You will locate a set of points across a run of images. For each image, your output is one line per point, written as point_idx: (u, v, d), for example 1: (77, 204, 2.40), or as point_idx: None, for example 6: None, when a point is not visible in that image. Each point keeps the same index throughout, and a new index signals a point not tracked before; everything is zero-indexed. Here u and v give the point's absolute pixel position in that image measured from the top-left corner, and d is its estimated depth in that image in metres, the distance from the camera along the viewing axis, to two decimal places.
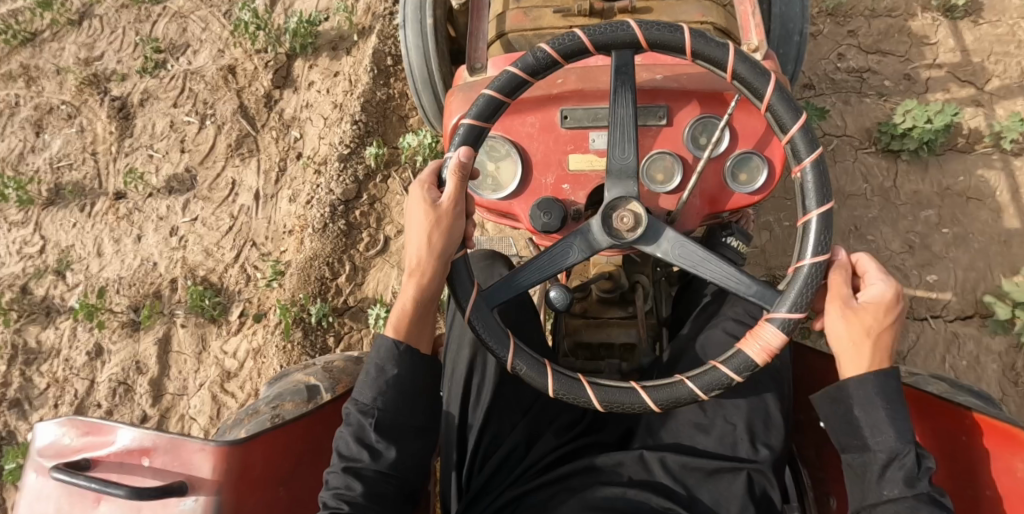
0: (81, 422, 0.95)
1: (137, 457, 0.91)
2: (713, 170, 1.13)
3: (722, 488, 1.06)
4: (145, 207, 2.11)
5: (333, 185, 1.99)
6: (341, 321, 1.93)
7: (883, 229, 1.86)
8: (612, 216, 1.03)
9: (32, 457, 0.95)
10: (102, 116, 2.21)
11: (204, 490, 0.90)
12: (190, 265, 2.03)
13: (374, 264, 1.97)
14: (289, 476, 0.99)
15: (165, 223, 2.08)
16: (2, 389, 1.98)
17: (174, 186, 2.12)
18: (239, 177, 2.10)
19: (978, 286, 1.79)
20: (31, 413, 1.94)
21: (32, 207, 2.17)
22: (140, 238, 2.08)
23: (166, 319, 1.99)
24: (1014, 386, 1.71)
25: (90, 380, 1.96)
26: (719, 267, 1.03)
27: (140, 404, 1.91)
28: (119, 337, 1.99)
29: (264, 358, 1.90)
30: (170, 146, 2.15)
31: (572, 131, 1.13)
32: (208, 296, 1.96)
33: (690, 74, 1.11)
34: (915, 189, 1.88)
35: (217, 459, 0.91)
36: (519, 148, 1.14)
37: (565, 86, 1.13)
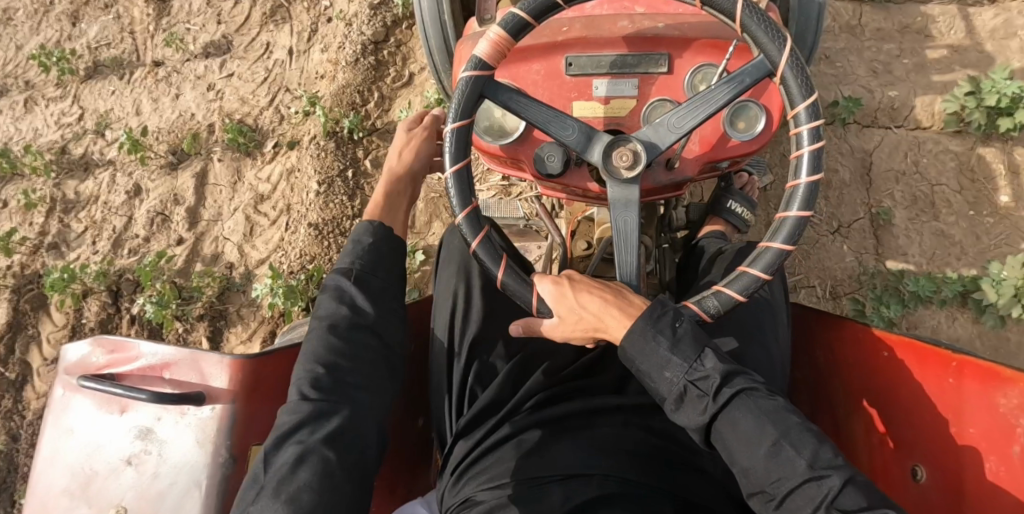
0: (106, 342, 1.04)
1: (158, 370, 1.00)
2: (713, 119, 1.15)
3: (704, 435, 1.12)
4: (183, 69, 2.08)
5: (364, 29, 1.97)
6: (370, 139, 1.95)
7: (850, 58, 1.86)
8: (612, 154, 1.04)
9: (61, 373, 1.05)
10: (140, 2, 2.14)
11: (221, 399, 0.97)
12: (227, 111, 2.02)
13: (400, 95, 1.97)
14: None
15: (202, 81, 2.06)
16: (41, 235, 1.98)
17: (211, 51, 2.08)
18: (274, 40, 2.06)
19: (936, 100, 1.81)
20: (71, 253, 1.96)
21: (73, 78, 2.12)
22: (178, 97, 2.07)
23: (204, 156, 2.00)
24: (972, 182, 1.77)
25: (128, 217, 1.98)
26: (709, 98, 1.03)
27: (177, 229, 1.95)
28: (158, 176, 2.00)
29: (300, 174, 1.94)
30: (206, 17, 2.10)
31: (576, 78, 1.15)
32: (245, 132, 1.97)
33: (692, 23, 1.13)
34: (878, 28, 1.88)
35: (233, 371, 0.98)
36: (524, 95, 1.17)
37: (570, 34, 1.16)
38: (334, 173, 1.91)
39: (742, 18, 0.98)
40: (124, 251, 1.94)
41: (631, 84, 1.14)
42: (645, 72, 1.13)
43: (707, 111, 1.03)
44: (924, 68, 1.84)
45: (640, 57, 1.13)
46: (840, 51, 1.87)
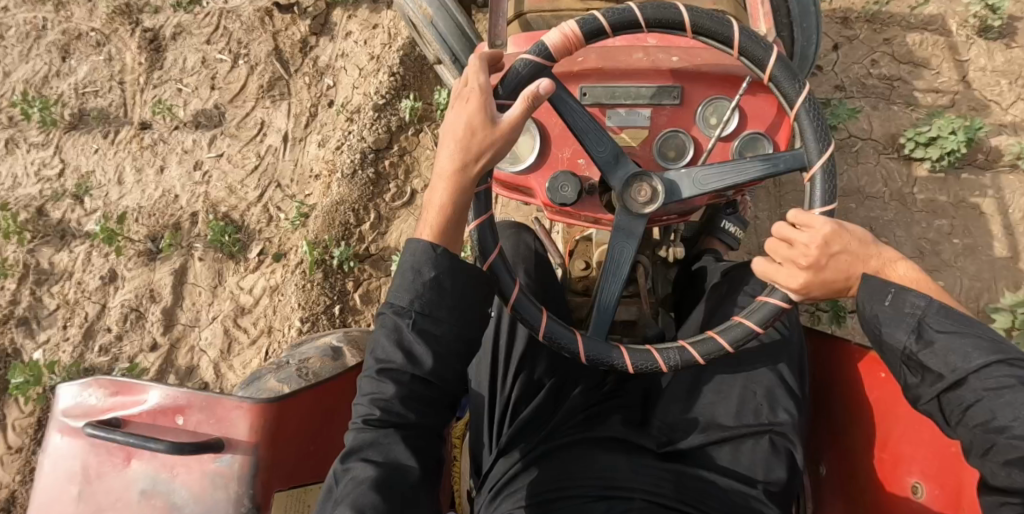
0: (109, 382, 0.98)
1: (171, 416, 0.94)
2: (722, 150, 1.17)
3: (746, 451, 1.05)
4: (170, 139, 2.06)
5: (366, 133, 1.96)
6: (361, 267, 1.89)
7: (897, 231, 1.77)
8: (632, 187, 1.06)
9: (59, 416, 1.00)
10: (133, 46, 2.14)
11: (241, 447, 0.93)
12: (212, 200, 1.98)
13: (399, 215, 1.94)
14: (316, 435, 1.03)
15: (189, 156, 2.04)
16: (11, 307, 1.94)
17: (202, 120, 2.07)
18: (269, 119, 2.05)
19: (981, 297, 1.69)
20: (40, 333, 1.91)
21: (54, 128, 2.12)
22: (162, 170, 2.04)
23: (184, 251, 1.94)
24: None
25: (102, 304, 1.92)
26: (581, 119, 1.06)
27: (151, 332, 1.88)
28: (135, 265, 1.94)
29: (282, 296, 1.86)
30: (199, 81, 2.10)
31: (590, 108, 1.16)
32: (228, 232, 1.91)
33: (708, 56, 1.14)
34: (931, 197, 1.78)
35: (257, 415, 0.93)
36: (538, 124, 1.17)
37: (587, 64, 1.14)
38: (320, 308, 1.83)
39: (739, 43, 1.00)
40: (94, 344, 1.88)
41: (643, 114, 1.15)
42: (659, 103, 1.15)
43: (603, 131, 1.07)
44: (972, 251, 1.73)
45: (654, 89, 1.14)
46: (887, 223, 1.78)
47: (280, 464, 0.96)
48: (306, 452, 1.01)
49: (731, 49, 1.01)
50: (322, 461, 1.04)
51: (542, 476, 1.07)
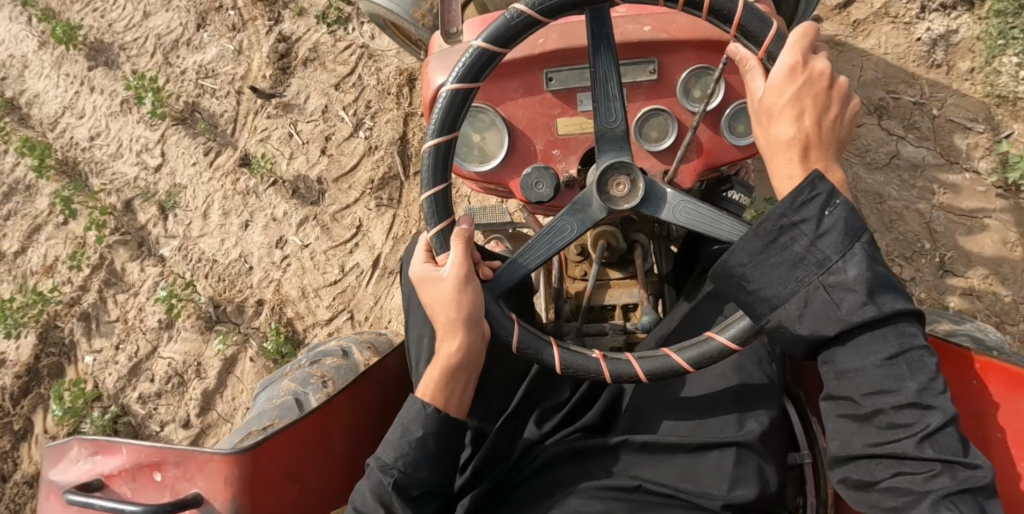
0: (89, 442, 0.97)
1: (149, 472, 0.93)
2: (711, 122, 1.06)
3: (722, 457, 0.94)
4: (262, 196, 1.98)
5: None
6: None
7: None
8: (608, 177, 0.96)
9: (45, 476, 1.00)
10: (264, 50, 2.07)
11: (218, 499, 0.90)
12: (281, 297, 1.91)
13: None
14: (302, 471, 0.98)
15: (276, 226, 1.96)
16: (82, 293, 2.00)
17: (301, 186, 1.97)
18: (369, 228, 1.92)
19: None
20: (95, 338, 1.97)
21: (164, 120, 2.09)
22: (246, 227, 1.98)
23: (239, 342, 1.89)
24: None
25: (154, 346, 1.94)
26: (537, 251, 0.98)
27: (187, 405, 1.87)
28: (190, 327, 1.92)
29: None
30: (314, 136, 1.99)
31: (557, 93, 1.06)
32: (286, 347, 1.86)
33: (680, 23, 1.01)
34: None
35: (228, 465, 0.90)
36: (504, 117, 1.07)
37: (546, 47, 1.03)
38: None
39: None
40: (138, 382, 1.92)
41: None
42: (632, 80, 1.04)
43: (619, 99, 0.95)
44: None
45: (627, 66, 1.04)
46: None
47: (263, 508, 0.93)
48: (293, 491, 0.97)
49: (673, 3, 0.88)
50: (312, 497, 0.99)
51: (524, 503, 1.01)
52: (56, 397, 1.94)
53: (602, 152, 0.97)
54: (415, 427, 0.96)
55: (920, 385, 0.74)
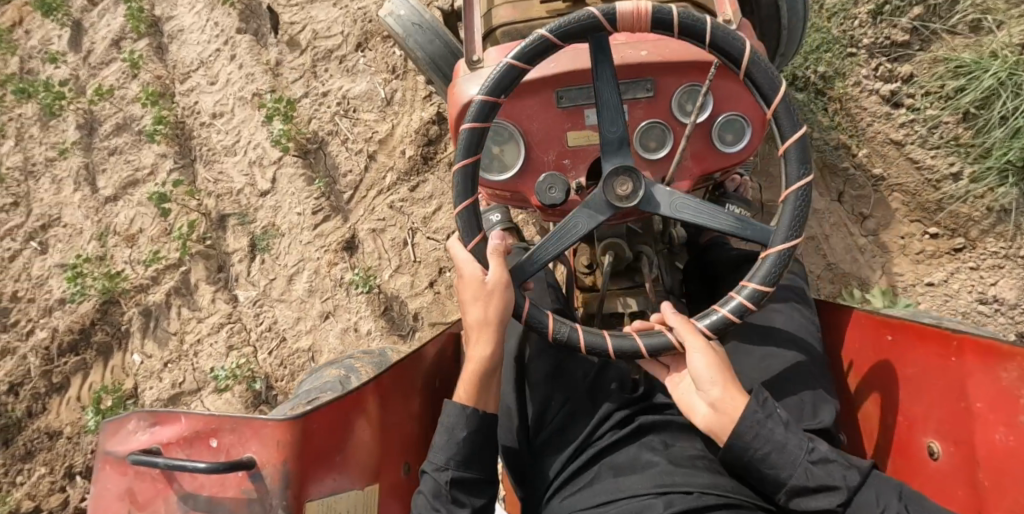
0: (149, 414, 1.07)
1: (206, 439, 1.03)
2: (702, 134, 1.21)
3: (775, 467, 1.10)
4: (353, 302, 1.98)
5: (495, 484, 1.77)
6: None
7: None
8: (613, 181, 1.10)
9: (99, 451, 1.09)
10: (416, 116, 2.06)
11: (269, 464, 1.00)
12: None
13: None
14: (342, 446, 1.09)
15: (354, 337, 1.96)
16: (155, 287, 2.03)
17: (391, 317, 1.97)
18: None
19: None
20: (151, 335, 2.02)
21: (285, 150, 2.06)
22: (325, 317, 1.98)
23: None
24: None
25: (198, 389, 1.96)
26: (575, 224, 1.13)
27: None
28: (240, 400, 1.94)
29: None
30: (426, 261, 2.00)
31: (568, 110, 1.21)
32: None
33: (673, 47, 1.17)
34: None
35: (281, 431, 1.01)
36: (521, 130, 1.22)
37: (558, 70, 1.18)
38: None
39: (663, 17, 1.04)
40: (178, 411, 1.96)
41: None
42: (633, 98, 1.19)
43: (620, 113, 1.10)
44: None
45: (626, 85, 1.19)
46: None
47: (309, 473, 1.03)
48: (333, 461, 1.07)
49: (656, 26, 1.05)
50: (347, 471, 1.10)
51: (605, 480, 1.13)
52: (97, 400, 1.96)
53: (610, 158, 1.12)
54: (459, 429, 1.12)
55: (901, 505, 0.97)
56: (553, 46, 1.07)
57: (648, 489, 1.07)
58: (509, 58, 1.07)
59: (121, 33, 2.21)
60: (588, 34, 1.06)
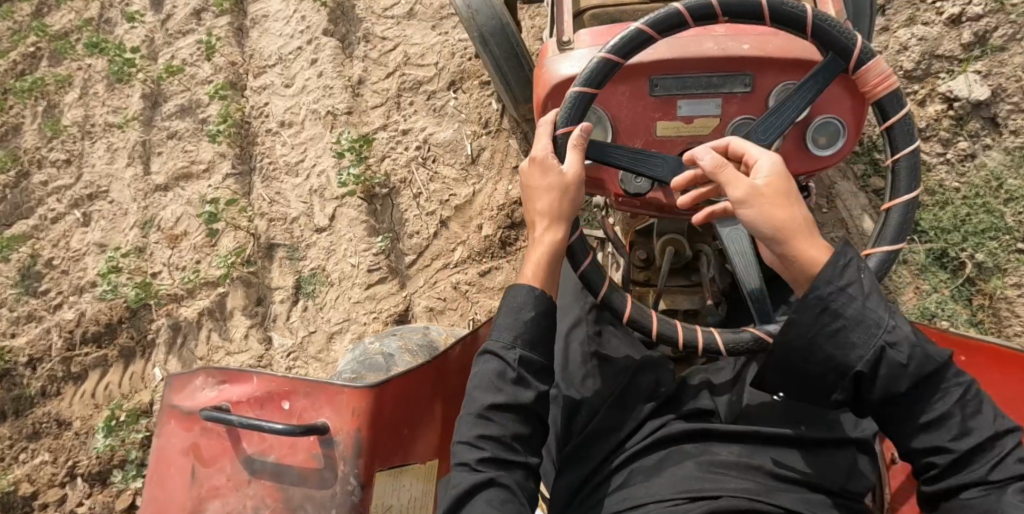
0: (220, 372, 1.05)
1: (279, 401, 1.01)
2: (795, 135, 1.18)
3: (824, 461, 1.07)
4: None
5: None
6: None
7: None
8: (708, 175, 1.08)
9: (167, 404, 1.07)
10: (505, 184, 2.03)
11: (343, 431, 0.98)
12: None
13: None
14: (412, 419, 1.06)
15: None
16: (183, 307, 2.09)
17: None
18: None
19: None
20: (170, 352, 2.07)
21: (350, 194, 2.06)
22: None
23: None
24: None
25: None
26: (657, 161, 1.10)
27: None
28: None
29: None
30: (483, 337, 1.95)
31: (660, 99, 1.18)
32: None
33: (775, 43, 1.14)
34: None
35: (357, 398, 0.99)
36: (610, 117, 1.20)
37: (654, 56, 1.15)
38: None
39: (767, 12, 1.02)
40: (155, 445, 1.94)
41: (714, 103, 1.17)
42: (728, 92, 1.16)
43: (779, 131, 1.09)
44: None
45: (723, 78, 1.15)
46: None
47: (381, 445, 1.01)
48: (403, 435, 1.04)
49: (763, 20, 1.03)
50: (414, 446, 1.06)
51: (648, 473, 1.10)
52: (111, 416, 1.99)
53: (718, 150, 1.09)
54: (527, 310, 1.02)
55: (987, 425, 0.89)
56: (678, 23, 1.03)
57: (669, 494, 1.03)
58: (638, 23, 1.04)
59: (204, 25, 2.41)
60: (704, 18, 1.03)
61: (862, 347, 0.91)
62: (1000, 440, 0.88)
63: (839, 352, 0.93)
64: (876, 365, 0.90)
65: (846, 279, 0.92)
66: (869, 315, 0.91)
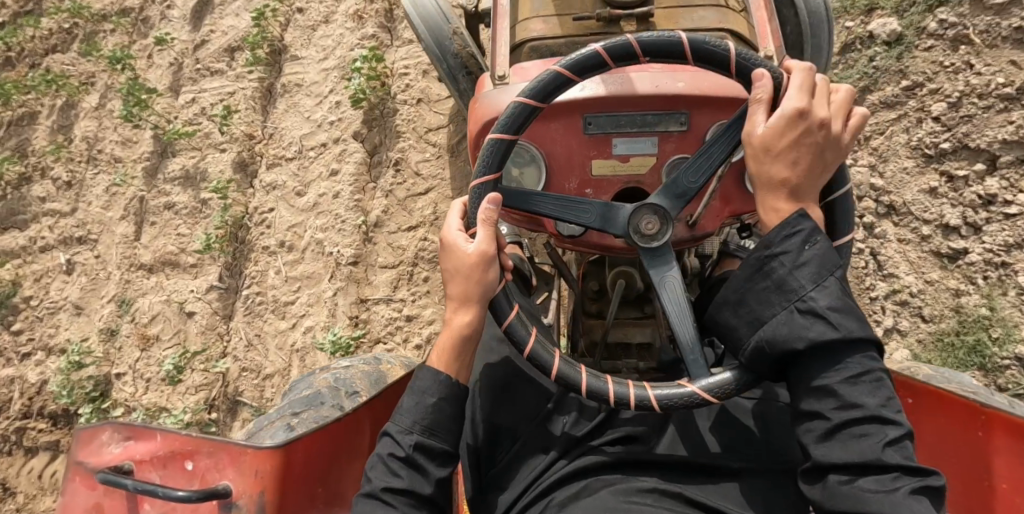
0: (126, 427, 1.00)
1: (182, 461, 0.97)
2: (733, 175, 1.15)
3: (754, 490, 1.00)
4: None
5: None
6: None
7: None
8: (639, 219, 1.03)
9: (70, 461, 1.01)
10: None
11: (245, 499, 0.94)
12: None
13: None
14: (325, 475, 1.02)
15: None
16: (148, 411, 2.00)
17: None
18: None
19: None
20: None
21: None
22: None
23: None
24: None
25: None
26: (586, 209, 1.05)
27: None
28: None
29: None
30: None
31: (595, 137, 1.14)
32: None
33: (710, 80, 1.10)
34: None
35: (260, 460, 0.94)
36: (544, 155, 1.15)
37: (588, 94, 1.11)
38: None
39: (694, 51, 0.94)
40: None
41: (649, 142, 1.13)
42: (664, 130, 1.12)
43: (707, 166, 1.02)
44: None
45: (659, 116, 1.11)
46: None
47: (289, 507, 0.96)
48: (316, 492, 1.00)
49: (689, 60, 0.95)
50: (331, 499, 1.03)
51: (560, 499, 1.01)
52: None
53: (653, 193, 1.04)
54: (430, 394, 0.99)
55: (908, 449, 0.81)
56: (563, 82, 0.97)
57: None
58: (519, 96, 0.97)
59: (235, 86, 2.32)
60: (593, 69, 0.96)
61: (773, 305, 0.89)
62: (880, 427, 0.82)
63: (760, 308, 0.91)
64: (786, 334, 0.87)
65: (784, 246, 0.89)
66: (792, 282, 0.88)
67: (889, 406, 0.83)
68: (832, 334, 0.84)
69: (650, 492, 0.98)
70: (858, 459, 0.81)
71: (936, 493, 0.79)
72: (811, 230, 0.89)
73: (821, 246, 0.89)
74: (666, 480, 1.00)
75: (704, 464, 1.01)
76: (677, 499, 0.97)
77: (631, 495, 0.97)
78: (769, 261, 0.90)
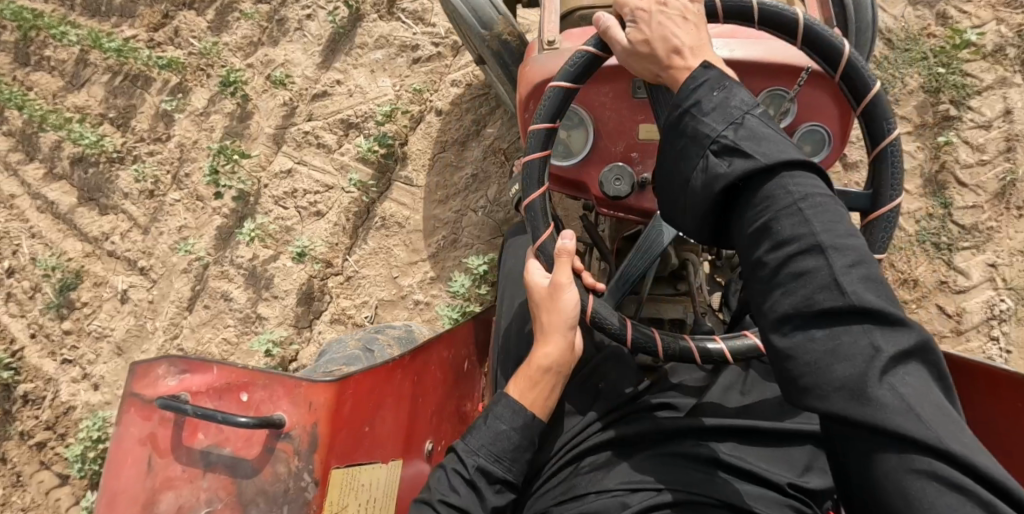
0: (180, 361, 1.02)
1: (236, 393, 1.00)
2: None
3: (786, 453, 1.02)
4: None
5: None
6: None
7: None
8: None
9: (128, 393, 0.99)
10: None
11: (298, 426, 0.99)
12: None
13: None
14: (371, 417, 1.08)
15: None
16: None
17: None
18: None
19: None
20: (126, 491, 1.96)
21: None
22: None
23: None
24: None
25: None
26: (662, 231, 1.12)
27: None
28: None
29: None
30: None
31: (644, 101, 1.16)
32: None
33: (762, 47, 1.12)
34: None
35: (315, 393, 1.00)
36: (592, 118, 1.18)
37: None
38: None
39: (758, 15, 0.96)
40: None
41: None
42: None
43: None
44: None
45: None
46: None
47: (337, 441, 1.01)
48: (364, 431, 1.06)
49: (753, 22, 0.97)
50: (376, 438, 1.09)
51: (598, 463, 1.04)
52: None
53: None
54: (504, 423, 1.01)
55: (868, 292, 0.72)
56: None
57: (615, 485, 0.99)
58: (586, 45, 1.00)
59: (334, 180, 2.06)
60: None
61: (692, 160, 0.85)
62: (822, 259, 0.74)
63: (682, 169, 0.87)
64: (705, 183, 0.82)
65: (692, 99, 0.86)
66: (702, 130, 0.84)
67: (831, 235, 0.76)
68: (745, 168, 0.79)
69: (684, 458, 1.00)
70: (801, 304, 0.74)
71: (911, 351, 0.71)
72: (717, 78, 0.86)
73: (729, 91, 0.85)
74: (703, 437, 1.03)
75: (739, 421, 1.03)
76: (711, 458, 0.99)
77: (667, 462, 1.00)
78: (686, 113, 0.86)
